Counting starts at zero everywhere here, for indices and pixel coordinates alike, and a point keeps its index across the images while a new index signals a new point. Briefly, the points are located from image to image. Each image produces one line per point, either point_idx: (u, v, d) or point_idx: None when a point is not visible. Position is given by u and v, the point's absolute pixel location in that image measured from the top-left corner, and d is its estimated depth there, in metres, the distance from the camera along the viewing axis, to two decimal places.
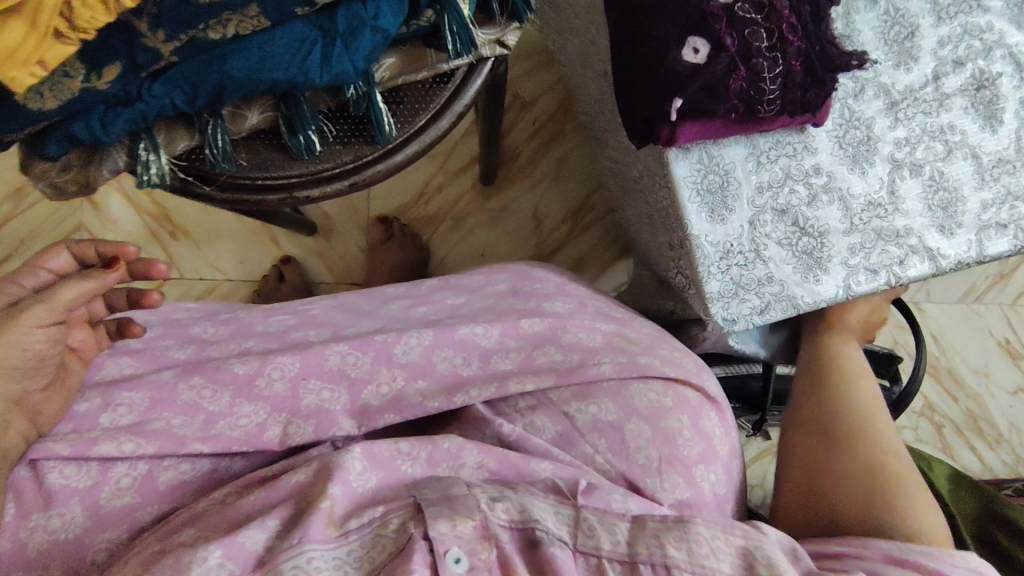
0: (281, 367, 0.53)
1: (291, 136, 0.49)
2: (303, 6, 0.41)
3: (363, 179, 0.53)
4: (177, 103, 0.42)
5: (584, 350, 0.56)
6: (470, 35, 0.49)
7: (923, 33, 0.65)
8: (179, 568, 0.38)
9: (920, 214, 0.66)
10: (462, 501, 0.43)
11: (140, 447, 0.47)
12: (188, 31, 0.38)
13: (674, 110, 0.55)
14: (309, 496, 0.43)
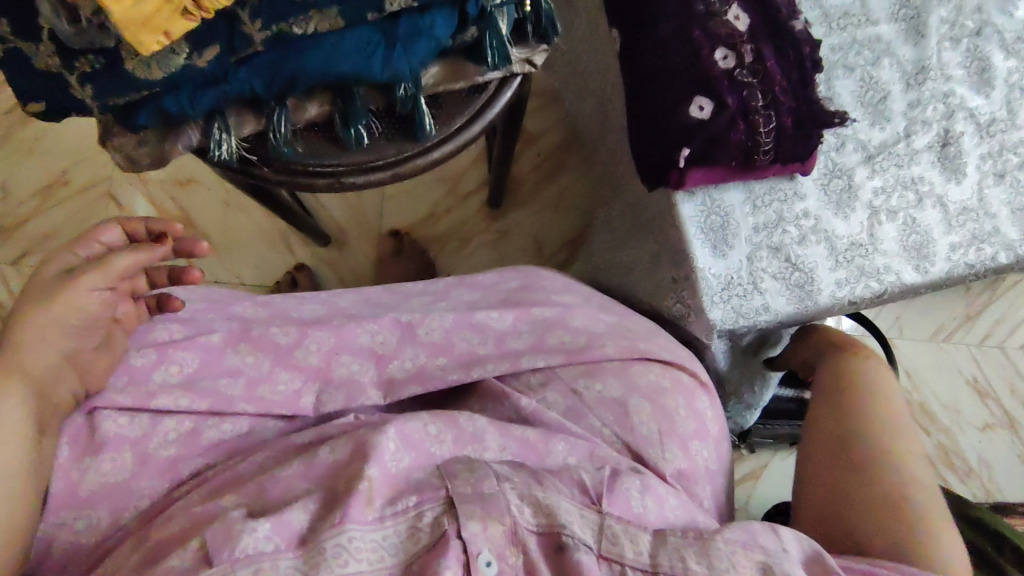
0: (317, 340, 0.57)
1: (345, 129, 0.54)
2: (374, 13, 0.47)
3: (403, 171, 0.59)
4: (255, 88, 0.48)
5: (590, 334, 0.61)
6: (506, 51, 0.55)
7: (894, 97, 0.71)
8: (231, 535, 0.41)
9: (897, 256, 0.68)
10: (494, 503, 0.46)
11: (192, 403, 0.51)
12: (278, 24, 0.44)
13: (682, 158, 0.61)
14: (348, 474, 0.47)
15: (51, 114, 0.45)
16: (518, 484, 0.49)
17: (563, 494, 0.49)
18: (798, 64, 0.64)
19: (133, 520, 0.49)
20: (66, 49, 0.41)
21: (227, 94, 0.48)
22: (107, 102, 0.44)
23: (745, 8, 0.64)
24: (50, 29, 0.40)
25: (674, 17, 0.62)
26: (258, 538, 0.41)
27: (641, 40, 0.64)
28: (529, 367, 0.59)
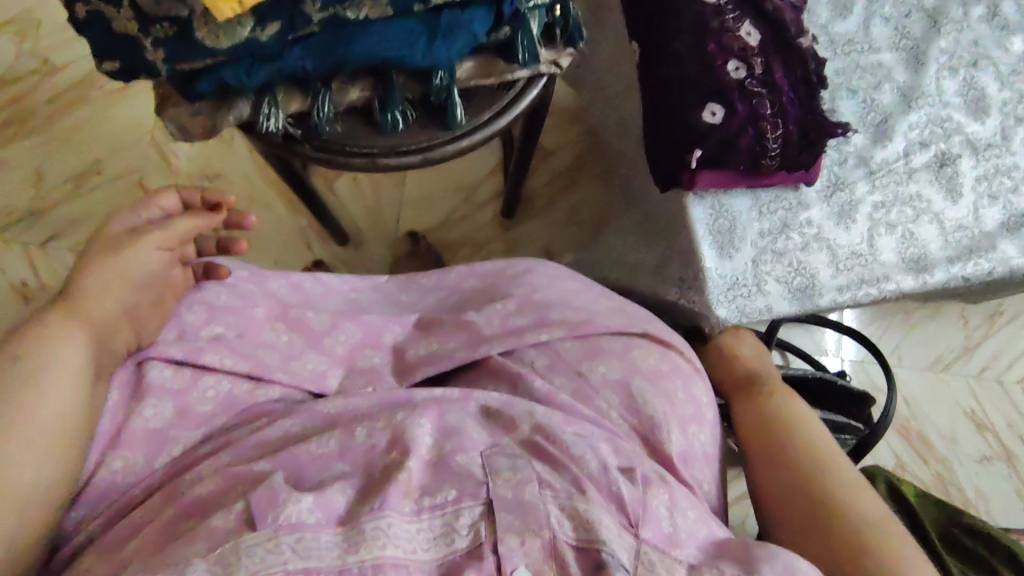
0: (346, 334, 0.62)
1: (382, 114, 0.58)
2: (420, 4, 0.51)
3: (433, 156, 0.63)
4: (307, 66, 0.52)
5: (589, 312, 0.64)
6: (536, 50, 0.59)
7: (895, 119, 0.75)
8: (275, 502, 0.44)
9: (897, 267, 0.72)
10: (534, 514, 0.48)
11: (237, 364, 0.55)
12: (334, 7, 0.48)
13: (695, 160, 0.65)
14: (387, 461, 0.51)
15: (122, 73, 0.50)
16: (560, 494, 0.50)
17: (605, 510, 0.50)
18: (804, 79, 0.68)
19: (165, 466, 0.51)
20: (143, 16, 0.46)
21: (280, 68, 0.52)
22: (175, 64, 0.49)
23: (756, 26, 0.68)
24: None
25: (691, 32, 0.67)
26: (302, 509, 0.44)
27: (657, 52, 0.68)
28: (531, 341, 0.61)
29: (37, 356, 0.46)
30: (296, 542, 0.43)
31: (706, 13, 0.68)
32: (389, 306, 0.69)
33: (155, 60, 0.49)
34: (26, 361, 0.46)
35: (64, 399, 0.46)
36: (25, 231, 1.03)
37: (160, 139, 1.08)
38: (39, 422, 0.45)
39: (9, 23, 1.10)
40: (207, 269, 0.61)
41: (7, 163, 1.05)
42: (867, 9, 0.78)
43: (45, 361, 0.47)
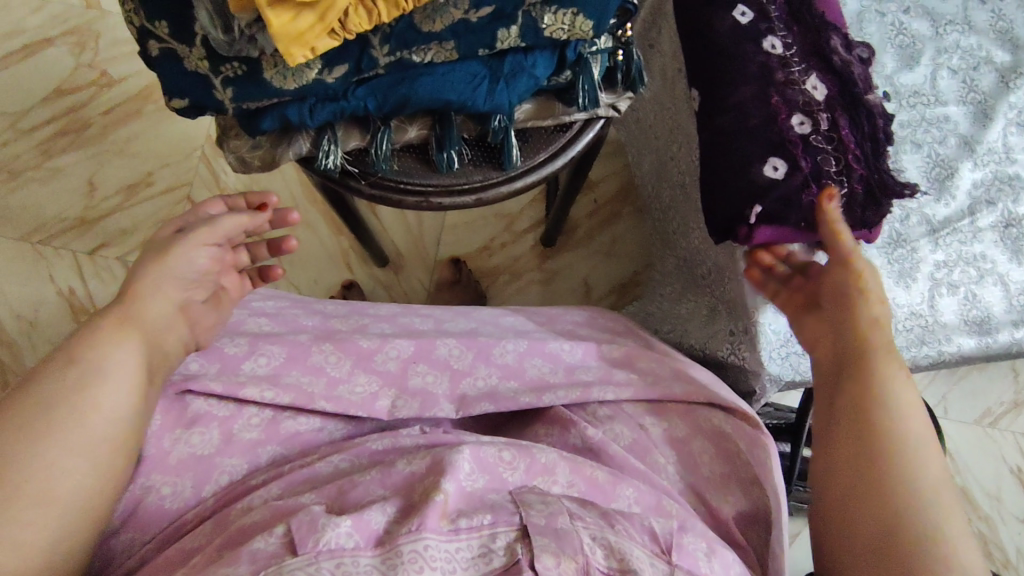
0: (398, 348, 0.61)
1: (438, 153, 0.57)
2: (485, 50, 0.50)
3: (486, 197, 0.62)
4: (368, 107, 0.52)
5: (656, 375, 0.63)
6: (597, 94, 0.57)
7: (960, 175, 0.72)
8: (315, 527, 0.44)
9: (959, 328, 0.70)
10: (568, 540, 0.47)
11: (277, 396, 0.55)
12: (402, 51, 0.48)
13: (753, 215, 0.62)
14: (424, 485, 0.50)
15: (189, 110, 0.51)
16: (590, 524, 0.49)
17: (635, 541, 0.49)
18: (872, 135, 0.65)
19: (212, 494, 0.53)
20: (216, 56, 0.47)
21: (343, 109, 0.52)
22: (242, 104, 0.50)
23: (823, 79, 0.67)
24: (204, 36, 0.46)
25: (753, 83, 0.66)
26: (340, 535, 0.44)
27: (718, 103, 0.67)
28: (598, 398, 0.60)
29: (92, 362, 0.46)
30: (335, 568, 0.43)
31: (771, 63, 0.67)
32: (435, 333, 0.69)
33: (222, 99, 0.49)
34: (81, 364, 0.46)
35: (117, 411, 0.46)
36: (74, 239, 1.05)
37: (209, 155, 1.09)
38: (90, 433, 0.45)
39: (69, 33, 1.12)
40: (263, 270, 0.62)
41: (60, 171, 1.08)
42: (932, 61, 0.76)
43: (99, 370, 0.46)
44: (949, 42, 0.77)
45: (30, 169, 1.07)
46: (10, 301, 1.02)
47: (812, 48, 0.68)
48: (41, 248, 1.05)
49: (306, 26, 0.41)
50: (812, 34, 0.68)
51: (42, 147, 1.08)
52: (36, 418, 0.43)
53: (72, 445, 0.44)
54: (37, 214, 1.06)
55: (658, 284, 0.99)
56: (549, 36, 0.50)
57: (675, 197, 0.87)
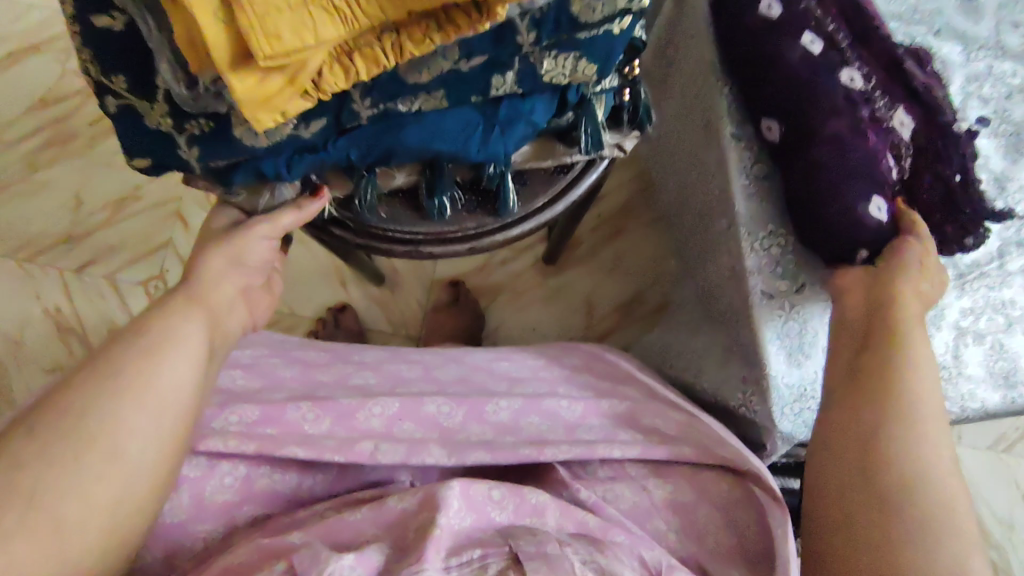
0: (381, 405, 0.57)
1: (428, 199, 0.54)
2: (477, 97, 0.45)
3: (481, 245, 0.59)
4: (351, 156, 0.48)
5: (659, 434, 0.60)
6: (601, 137, 0.53)
7: (990, 215, 0.67)
8: (320, 559, 0.44)
9: (982, 381, 0.66)
10: (558, 563, 0.46)
11: (242, 445, 0.52)
12: (386, 102, 0.44)
13: (862, 258, 0.59)
14: (420, 521, 0.50)
15: (155, 168, 0.49)
16: (579, 551, 0.49)
17: (623, 564, 0.49)
18: (961, 166, 0.60)
19: (188, 560, 0.52)
20: (179, 112, 0.43)
21: (322, 160, 0.48)
22: (208, 160, 0.46)
23: (900, 103, 0.60)
24: (166, 90, 0.42)
25: (843, 114, 0.57)
26: (343, 566, 0.44)
27: (802, 148, 0.59)
28: (603, 455, 0.56)
29: (163, 331, 0.46)
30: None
31: (852, 96, 0.58)
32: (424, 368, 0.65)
33: (189, 155, 0.46)
34: (149, 339, 0.44)
35: (183, 385, 0.44)
36: (60, 255, 1.02)
37: None
38: (164, 398, 0.43)
39: (54, 39, 1.07)
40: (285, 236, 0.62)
41: (46, 184, 1.04)
42: (961, 90, 0.70)
43: (171, 341, 0.45)
44: (979, 69, 0.71)
45: (15, 182, 1.04)
46: None
47: (885, 63, 0.61)
48: (26, 265, 1.01)
49: (271, 88, 0.36)
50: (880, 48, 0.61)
51: (27, 159, 1.04)
52: (107, 371, 0.42)
53: (143, 408, 0.42)
54: (22, 229, 1.02)
55: (676, 309, 0.93)
56: (549, 80, 0.45)
57: (694, 227, 0.82)
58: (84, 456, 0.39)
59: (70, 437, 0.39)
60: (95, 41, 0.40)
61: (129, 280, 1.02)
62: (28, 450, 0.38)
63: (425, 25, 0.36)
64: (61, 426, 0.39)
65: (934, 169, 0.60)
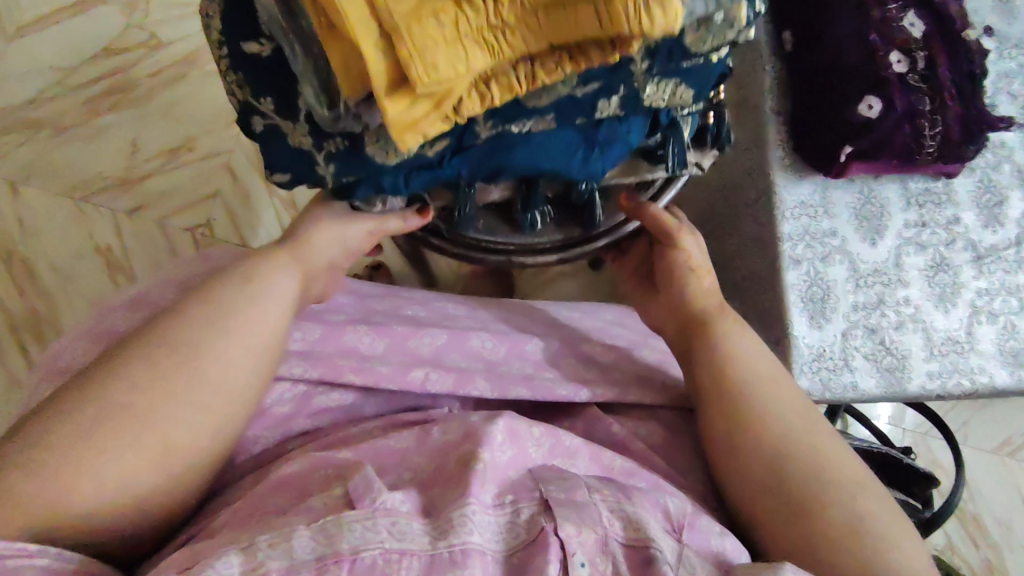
0: (432, 335, 0.62)
1: (523, 212, 0.61)
2: (583, 118, 0.49)
3: (568, 256, 0.67)
4: (462, 173, 0.52)
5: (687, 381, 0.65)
6: (686, 156, 0.58)
7: (1011, 204, 0.71)
8: (371, 487, 0.45)
9: (994, 359, 0.69)
10: (588, 511, 0.47)
11: (306, 372, 0.57)
12: (506, 125, 0.48)
13: (844, 154, 0.65)
14: (461, 453, 0.51)
15: (290, 184, 0.54)
16: (607, 498, 0.49)
17: (650, 514, 0.49)
18: (968, 73, 0.64)
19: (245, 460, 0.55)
20: (318, 132, 0.49)
21: (436, 177, 0.53)
22: (341, 177, 0.51)
23: (921, 16, 0.63)
24: (308, 112, 0.48)
25: (851, 19, 0.62)
26: (394, 498, 0.46)
27: (816, 39, 0.65)
28: (634, 398, 0.62)
29: (256, 273, 0.51)
30: (391, 525, 0.44)
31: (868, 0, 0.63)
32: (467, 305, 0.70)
33: (324, 171, 0.51)
34: (252, 286, 0.50)
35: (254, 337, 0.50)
36: (114, 198, 1.07)
37: None
38: (254, 334, 0.49)
39: None
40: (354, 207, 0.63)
41: (104, 130, 1.09)
42: (993, 85, 0.74)
43: (259, 285, 0.51)
44: (1011, 67, 0.74)
45: (75, 125, 1.08)
46: (47, 253, 1.04)
47: None
48: (81, 204, 1.06)
49: (420, 116, 0.38)
50: None
51: (87, 104, 1.09)
52: (215, 298, 0.49)
53: (234, 344, 0.48)
54: (79, 170, 1.07)
55: None
56: (650, 103, 0.49)
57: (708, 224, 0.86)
58: (184, 383, 0.45)
59: (180, 364, 0.45)
60: (251, 68, 0.47)
61: (178, 227, 1.07)
62: (138, 376, 0.44)
63: (561, 56, 0.38)
64: (168, 356, 0.45)
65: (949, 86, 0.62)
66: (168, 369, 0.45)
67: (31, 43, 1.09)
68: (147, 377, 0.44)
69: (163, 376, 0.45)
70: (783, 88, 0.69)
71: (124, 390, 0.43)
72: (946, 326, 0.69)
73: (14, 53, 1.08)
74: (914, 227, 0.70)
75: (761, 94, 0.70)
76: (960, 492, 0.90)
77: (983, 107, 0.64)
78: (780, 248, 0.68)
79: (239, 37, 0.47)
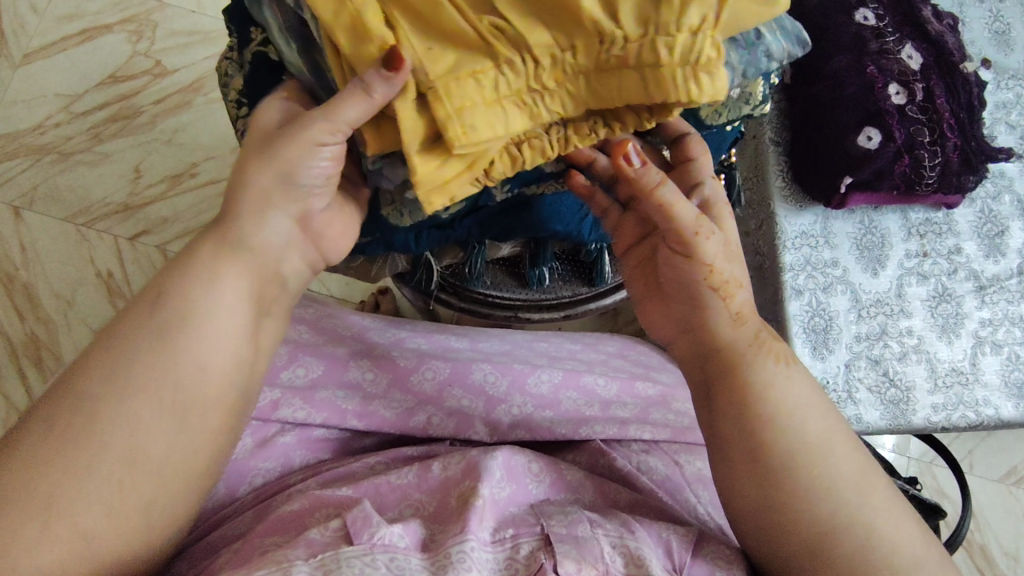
0: (434, 369, 0.61)
1: (531, 268, 0.64)
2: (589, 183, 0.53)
3: (575, 312, 0.69)
4: (472, 232, 0.57)
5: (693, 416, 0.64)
6: None
7: (1012, 234, 0.71)
8: (370, 522, 0.43)
9: (998, 390, 0.68)
10: (589, 547, 0.45)
11: (311, 415, 0.56)
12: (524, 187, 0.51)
13: (843, 185, 0.64)
14: (461, 490, 0.50)
15: None
16: (609, 532, 0.48)
17: (653, 551, 0.47)
18: (966, 104, 0.64)
19: (247, 493, 0.54)
20: None
21: (448, 236, 0.56)
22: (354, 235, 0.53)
23: (918, 49, 0.64)
24: None
25: (847, 52, 0.64)
26: (393, 532, 0.43)
27: (815, 73, 0.65)
28: (634, 437, 0.60)
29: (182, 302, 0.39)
30: (389, 560, 0.41)
31: (864, 34, 0.64)
32: (469, 336, 0.69)
33: None
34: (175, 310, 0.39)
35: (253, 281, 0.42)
36: (117, 223, 1.07)
37: None
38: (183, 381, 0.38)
39: (128, 22, 1.13)
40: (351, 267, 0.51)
41: (109, 156, 1.09)
42: (991, 116, 0.74)
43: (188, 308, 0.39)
44: (1008, 98, 0.75)
45: (79, 151, 1.09)
46: (48, 278, 1.04)
47: (908, 20, 0.65)
48: (84, 230, 1.06)
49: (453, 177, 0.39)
50: (903, 7, 0.66)
51: (93, 130, 1.10)
52: (140, 335, 0.38)
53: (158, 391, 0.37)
54: (83, 196, 1.07)
55: None
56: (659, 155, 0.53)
57: None
58: (92, 446, 0.36)
59: (150, 337, 0.38)
60: None
61: None
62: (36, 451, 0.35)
63: (595, 122, 0.41)
64: (69, 420, 0.36)
65: (948, 118, 0.63)
66: (135, 347, 0.38)
67: (38, 71, 1.11)
68: (108, 371, 0.37)
69: (135, 356, 0.38)
70: (782, 120, 0.70)
71: (100, 394, 0.37)
72: (950, 357, 0.68)
73: (23, 82, 1.10)
74: (914, 257, 0.69)
75: (761, 126, 0.71)
76: (968, 522, 0.88)
77: (982, 139, 0.65)
78: (781, 278, 0.68)
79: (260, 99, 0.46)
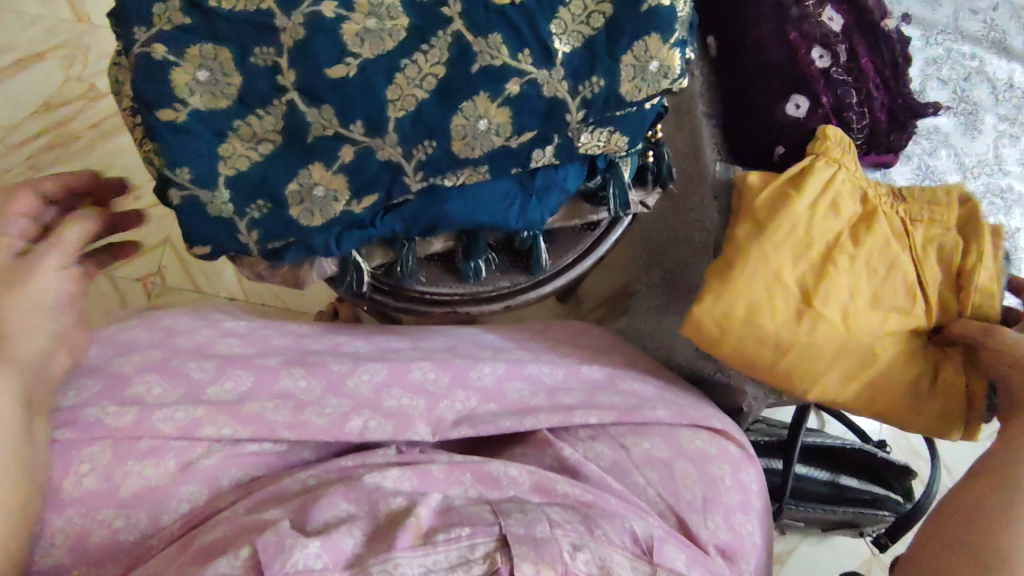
0: (370, 371, 0.57)
1: (465, 262, 0.61)
2: (517, 168, 0.51)
3: (515, 302, 0.67)
4: (396, 230, 0.53)
5: (639, 397, 0.61)
6: (627, 198, 0.58)
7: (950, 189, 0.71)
8: (282, 548, 0.41)
9: None
10: (547, 548, 0.44)
11: (236, 430, 0.51)
12: (436, 176, 0.50)
13: (778, 153, 0.63)
14: (392, 508, 0.47)
15: (212, 255, 0.50)
16: (570, 532, 0.46)
17: (616, 546, 0.47)
18: (890, 62, 0.64)
19: (173, 522, 0.48)
20: (242, 197, 0.47)
21: (370, 236, 0.53)
22: (267, 242, 0.50)
23: (839, 10, 0.64)
24: (230, 174, 0.46)
25: (769, 18, 0.62)
26: (309, 555, 0.41)
27: (735, 44, 0.64)
28: (581, 422, 0.58)
29: None
30: None
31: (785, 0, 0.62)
32: (410, 337, 0.67)
33: (247, 240, 0.49)
34: None
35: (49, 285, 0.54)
36: None
37: None
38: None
39: (59, 47, 1.11)
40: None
41: None
42: (921, 72, 0.74)
43: None
44: (938, 53, 0.75)
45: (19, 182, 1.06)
46: None
47: None
48: None
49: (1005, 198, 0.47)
50: None
51: (29, 159, 1.06)
52: None
53: None
54: None
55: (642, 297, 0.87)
56: (583, 151, 0.52)
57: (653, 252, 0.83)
58: None
59: None
60: (164, 136, 0.45)
61: (128, 278, 1.04)
62: None
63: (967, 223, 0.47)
64: None
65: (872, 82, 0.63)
66: None
67: None
68: None
69: None
70: (713, 93, 0.69)
71: None
72: None
73: None
74: None
75: (693, 101, 0.70)
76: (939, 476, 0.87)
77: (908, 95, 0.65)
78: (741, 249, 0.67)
79: (152, 105, 0.45)
